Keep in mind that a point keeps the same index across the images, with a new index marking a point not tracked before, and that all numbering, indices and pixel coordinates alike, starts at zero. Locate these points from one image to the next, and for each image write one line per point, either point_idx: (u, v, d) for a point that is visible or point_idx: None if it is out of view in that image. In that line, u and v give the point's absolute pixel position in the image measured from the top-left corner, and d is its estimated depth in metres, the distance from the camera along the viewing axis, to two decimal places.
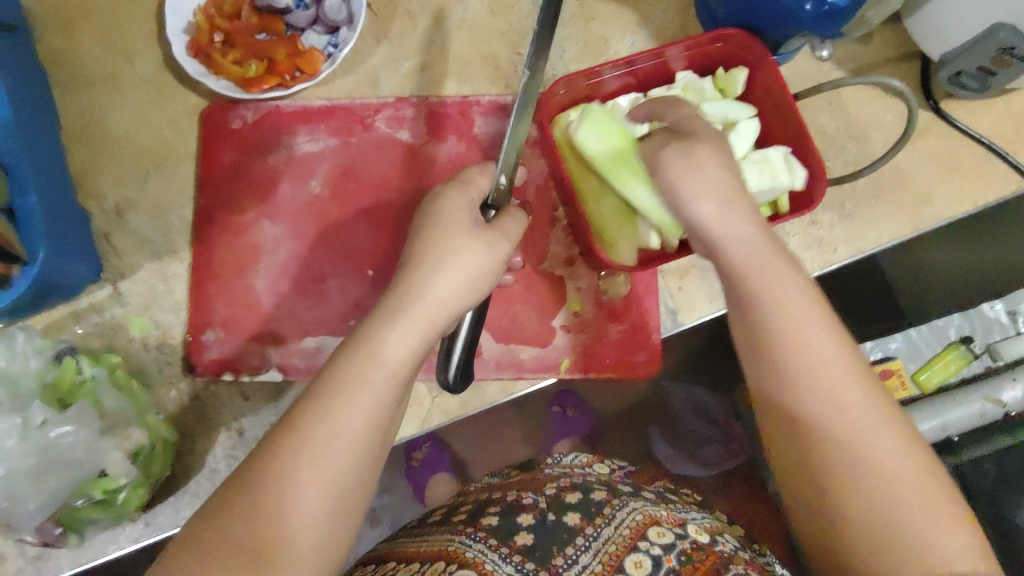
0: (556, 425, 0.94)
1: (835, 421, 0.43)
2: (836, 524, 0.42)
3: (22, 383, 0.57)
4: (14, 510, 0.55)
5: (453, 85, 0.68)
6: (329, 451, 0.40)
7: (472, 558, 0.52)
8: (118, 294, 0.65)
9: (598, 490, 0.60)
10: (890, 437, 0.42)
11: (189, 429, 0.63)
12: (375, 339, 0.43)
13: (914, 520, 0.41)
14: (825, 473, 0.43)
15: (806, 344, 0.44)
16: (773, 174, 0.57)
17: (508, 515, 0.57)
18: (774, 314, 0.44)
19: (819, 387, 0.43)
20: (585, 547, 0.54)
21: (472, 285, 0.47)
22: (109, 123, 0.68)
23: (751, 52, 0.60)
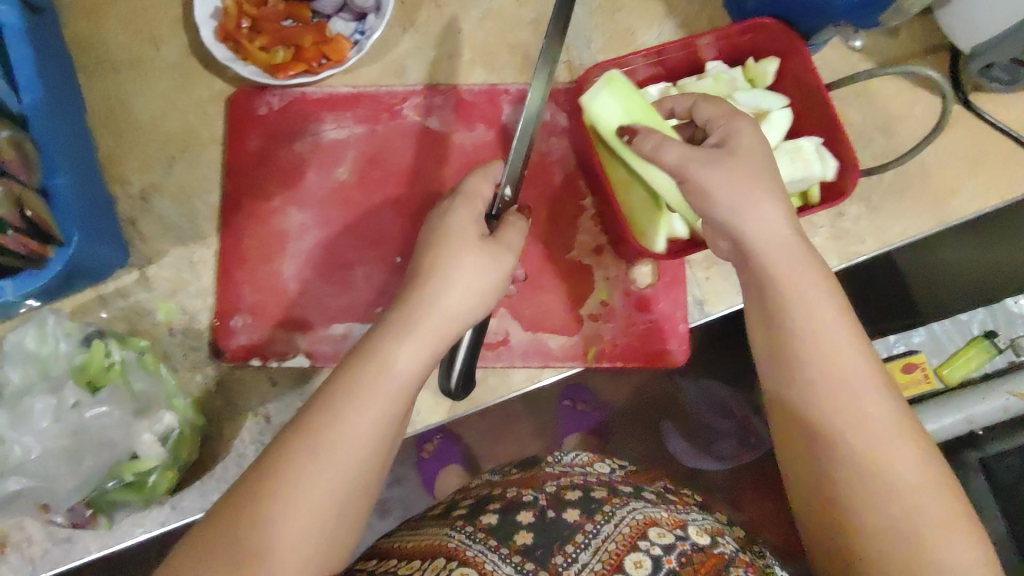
0: (566, 420, 0.94)
1: (858, 430, 0.43)
2: (853, 532, 0.43)
3: (51, 364, 0.58)
4: (50, 490, 0.55)
5: (480, 74, 0.68)
6: (342, 450, 0.43)
7: (472, 557, 0.49)
8: (145, 279, 0.65)
9: (600, 489, 0.57)
10: (909, 449, 0.43)
11: (215, 414, 0.63)
12: (389, 352, 0.46)
13: (932, 535, 0.41)
14: (847, 480, 0.43)
15: (834, 351, 0.45)
16: (805, 164, 0.57)
17: (508, 513, 0.53)
18: (805, 323, 0.46)
19: (845, 394, 0.44)
20: (585, 545, 0.51)
21: (479, 300, 0.50)
22: (135, 110, 0.68)
23: (784, 43, 0.60)
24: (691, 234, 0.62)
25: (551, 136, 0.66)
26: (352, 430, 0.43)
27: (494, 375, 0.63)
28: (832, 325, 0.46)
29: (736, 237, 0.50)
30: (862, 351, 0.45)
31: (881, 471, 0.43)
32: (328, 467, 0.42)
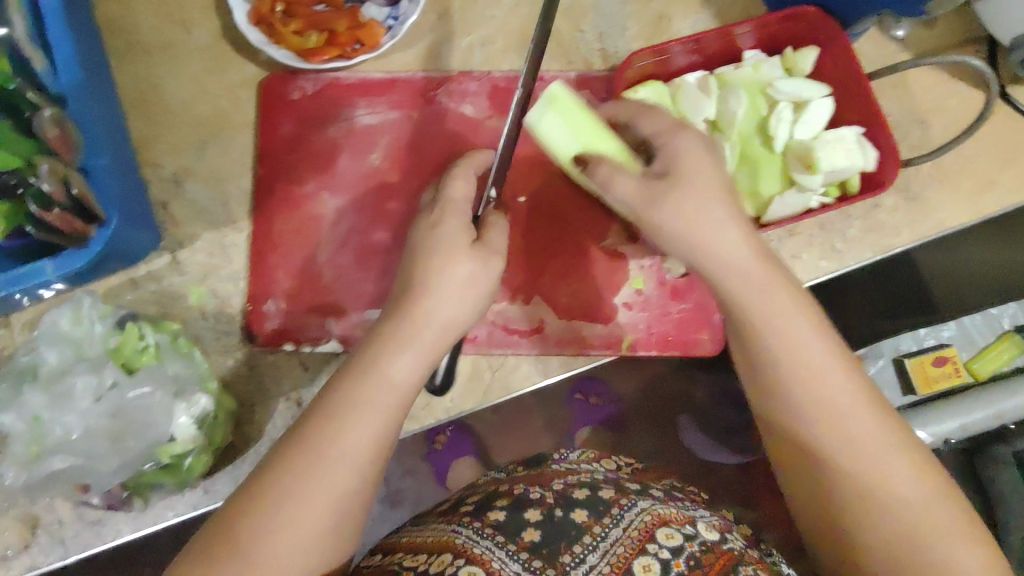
0: (579, 413, 1.00)
1: (842, 447, 0.48)
2: (849, 538, 0.47)
3: (86, 347, 0.57)
4: (91, 471, 0.56)
5: (514, 60, 0.68)
6: (337, 450, 0.46)
7: (480, 554, 0.51)
8: (177, 263, 0.65)
9: (607, 489, 0.59)
10: (889, 454, 0.47)
11: (247, 397, 0.63)
12: (386, 364, 0.48)
13: (912, 528, 0.46)
14: (837, 493, 0.48)
15: (813, 376, 0.48)
16: (849, 154, 0.57)
17: (516, 511, 0.55)
18: (784, 351, 0.49)
19: (825, 416, 0.48)
20: (592, 546, 0.53)
21: (470, 310, 0.51)
22: (167, 95, 0.66)
23: (825, 32, 0.60)
24: None
25: None
26: (350, 437, 0.47)
27: (529, 363, 0.63)
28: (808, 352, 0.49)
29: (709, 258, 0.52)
30: (838, 369, 0.49)
31: (866, 481, 0.47)
32: (325, 468, 0.46)
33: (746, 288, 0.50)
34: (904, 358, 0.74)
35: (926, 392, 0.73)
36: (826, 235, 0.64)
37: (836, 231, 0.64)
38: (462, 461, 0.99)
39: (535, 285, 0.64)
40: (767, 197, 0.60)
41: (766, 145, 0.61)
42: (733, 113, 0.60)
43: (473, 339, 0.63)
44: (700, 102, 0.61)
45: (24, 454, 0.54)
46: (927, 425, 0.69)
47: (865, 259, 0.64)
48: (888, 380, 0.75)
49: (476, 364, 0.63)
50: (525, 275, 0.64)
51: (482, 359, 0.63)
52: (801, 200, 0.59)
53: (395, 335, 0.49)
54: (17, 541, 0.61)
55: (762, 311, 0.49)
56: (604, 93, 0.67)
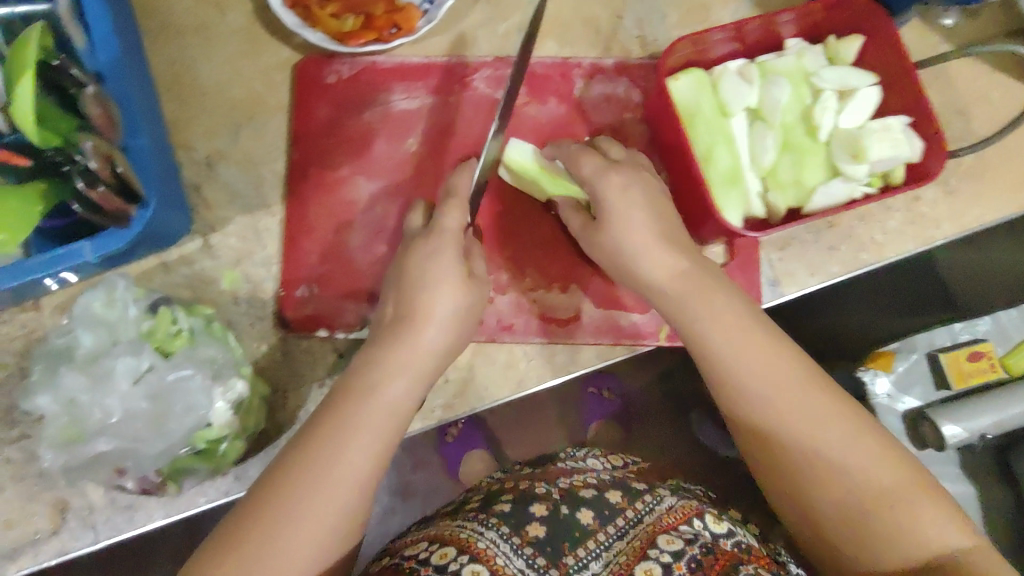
0: (591, 408, 0.97)
1: (793, 441, 0.50)
2: (824, 531, 0.50)
3: (120, 329, 0.57)
4: (134, 454, 0.55)
5: (552, 46, 0.67)
6: (335, 468, 0.47)
7: (484, 549, 0.53)
8: (209, 247, 0.63)
9: (614, 492, 0.61)
10: (849, 448, 0.49)
11: (280, 383, 0.62)
12: (377, 385, 0.50)
13: (881, 515, 0.48)
14: (791, 487, 0.51)
15: (755, 381, 0.52)
16: (894, 145, 0.57)
17: (522, 504, 0.58)
18: (728, 359, 0.52)
19: (771, 417, 0.51)
20: (597, 553, 0.55)
21: (457, 333, 0.54)
22: (201, 76, 0.65)
23: (870, 21, 0.59)
24: (767, 215, 0.61)
25: (624, 112, 0.66)
26: (343, 454, 0.48)
27: (566, 351, 0.63)
28: (751, 356, 0.52)
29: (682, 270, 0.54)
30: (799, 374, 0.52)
31: (823, 473, 0.49)
32: (321, 487, 0.47)
33: (692, 304, 0.53)
34: (939, 352, 0.72)
35: (961, 387, 0.72)
36: (865, 227, 0.64)
37: (876, 224, 0.64)
38: (474, 453, 0.94)
39: (570, 274, 0.65)
40: (811, 186, 0.60)
41: (810, 134, 0.60)
42: (776, 101, 0.59)
43: (510, 328, 0.63)
44: (743, 91, 0.60)
45: (61, 437, 0.54)
46: (955, 421, 0.69)
47: (906, 252, 0.63)
48: (922, 376, 0.74)
49: (513, 353, 0.63)
50: (560, 264, 0.65)
51: (518, 347, 0.63)
52: (845, 190, 0.58)
53: (379, 357, 0.51)
54: (47, 526, 0.60)
55: (709, 323, 0.53)
56: (642, 81, 0.66)
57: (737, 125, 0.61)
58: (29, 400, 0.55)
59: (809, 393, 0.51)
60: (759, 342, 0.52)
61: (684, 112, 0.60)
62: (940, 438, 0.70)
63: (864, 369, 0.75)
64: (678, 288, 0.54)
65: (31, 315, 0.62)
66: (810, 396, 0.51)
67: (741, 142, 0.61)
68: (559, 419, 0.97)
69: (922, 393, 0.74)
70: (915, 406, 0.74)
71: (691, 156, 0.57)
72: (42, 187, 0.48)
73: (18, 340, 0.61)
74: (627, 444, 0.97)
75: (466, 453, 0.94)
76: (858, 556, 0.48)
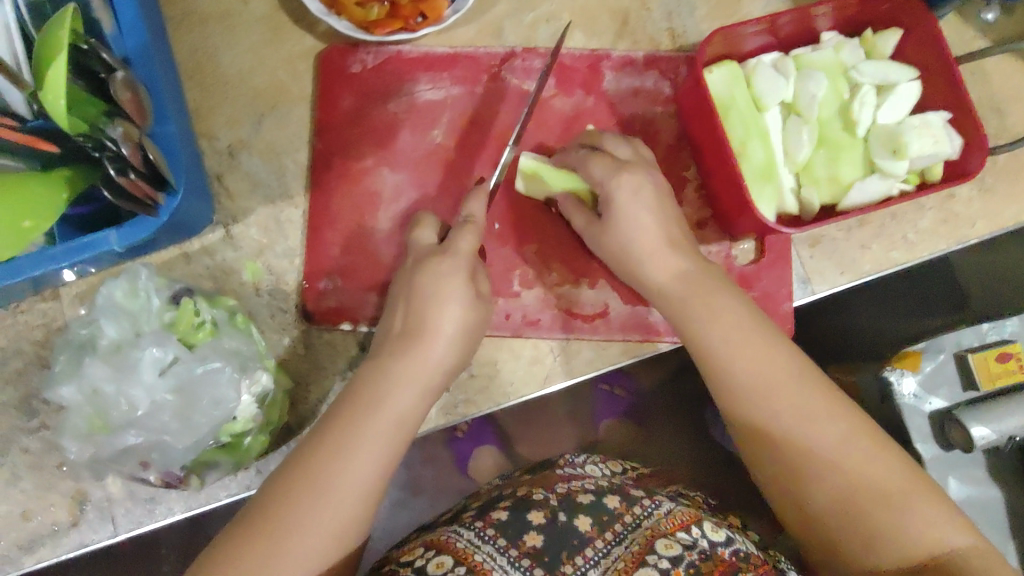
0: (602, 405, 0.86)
1: (786, 438, 0.49)
2: (824, 533, 0.48)
3: (142, 320, 0.56)
4: (161, 446, 0.54)
5: (580, 37, 0.66)
6: (335, 480, 0.45)
7: (481, 562, 0.48)
8: (230, 237, 0.62)
9: (613, 496, 0.55)
10: (849, 446, 0.48)
11: (301, 375, 0.61)
12: (385, 399, 0.49)
13: (884, 515, 0.46)
14: (785, 483, 0.49)
15: (749, 378, 0.51)
16: (936, 140, 0.56)
17: (519, 510, 0.52)
18: (723, 355, 0.52)
19: (761, 409, 0.50)
20: (595, 561, 0.50)
21: (460, 347, 0.53)
22: (223, 64, 0.64)
23: (909, 14, 0.58)
24: (800, 211, 0.60)
25: (654, 105, 0.65)
26: (347, 467, 0.46)
27: (592, 347, 0.63)
28: (744, 354, 0.51)
29: (680, 274, 0.55)
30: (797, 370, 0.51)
31: (815, 465, 0.48)
32: (324, 503, 0.45)
33: (692, 302, 0.54)
34: (967, 353, 0.71)
35: (988, 388, 0.70)
36: (898, 225, 0.63)
37: (908, 222, 0.63)
38: (482, 449, 0.81)
39: (600, 268, 0.64)
40: (847, 182, 0.59)
41: (847, 130, 0.59)
42: (812, 96, 0.58)
43: (536, 323, 0.63)
44: (778, 85, 0.59)
45: (87, 429, 0.54)
46: (983, 424, 0.68)
47: (938, 251, 0.62)
48: (949, 377, 0.72)
49: (539, 349, 0.62)
50: (588, 257, 0.64)
51: (543, 343, 0.62)
52: (882, 187, 0.58)
53: (381, 376, 0.50)
54: (66, 518, 0.59)
55: (705, 321, 0.53)
56: (672, 73, 0.65)
57: (771, 119, 0.60)
58: (51, 390, 0.55)
59: (804, 389, 0.50)
60: (753, 339, 0.52)
61: (719, 105, 0.59)
62: (967, 440, 0.69)
63: (889, 368, 0.72)
64: (676, 286, 0.55)
65: (50, 304, 0.61)
66: (805, 392, 0.50)
67: (775, 137, 0.60)
68: (569, 415, 0.84)
69: (949, 394, 0.72)
70: (941, 407, 0.72)
71: (729, 150, 0.56)
72: (68, 173, 0.48)
73: (37, 329, 0.61)
74: (639, 448, 0.86)
75: (475, 451, 0.81)
76: (852, 552, 0.47)
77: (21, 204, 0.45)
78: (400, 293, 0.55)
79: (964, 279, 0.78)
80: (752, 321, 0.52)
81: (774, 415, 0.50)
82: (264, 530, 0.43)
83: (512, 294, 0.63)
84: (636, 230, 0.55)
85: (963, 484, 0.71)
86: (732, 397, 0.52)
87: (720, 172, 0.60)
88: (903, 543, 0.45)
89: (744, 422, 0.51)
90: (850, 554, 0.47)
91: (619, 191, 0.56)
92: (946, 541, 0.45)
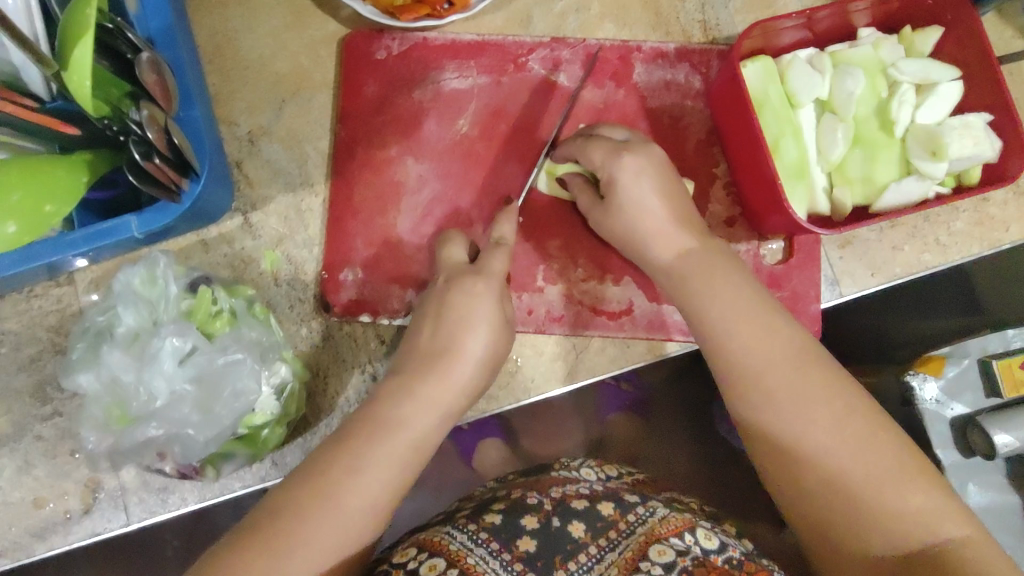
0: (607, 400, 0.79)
1: (782, 419, 0.48)
2: (820, 520, 0.46)
3: (160, 308, 0.55)
4: (182, 440, 0.53)
5: (610, 28, 0.65)
6: (348, 494, 0.44)
7: (472, 564, 0.48)
8: (249, 225, 0.61)
9: (607, 503, 0.54)
10: (851, 429, 0.46)
11: (319, 367, 0.60)
12: (412, 418, 0.48)
13: (884, 500, 0.44)
14: (778, 463, 0.48)
15: (746, 358, 0.50)
16: (976, 143, 0.55)
17: (512, 514, 0.51)
18: (723, 333, 0.51)
19: (761, 390, 0.49)
20: (588, 567, 0.50)
21: (484, 372, 0.53)
22: (244, 48, 0.63)
23: (952, 11, 0.57)
24: (832, 211, 0.59)
25: (685, 99, 0.64)
26: (362, 485, 0.45)
27: (615, 345, 0.62)
28: (744, 330, 0.50)
29: (688, 264, 0.54)
30: (800, 351, 0.49)
31: (813, 447, 0.46)
32: (334, 515, 0.44)
33: (693, 282, 0.53)
34: (991, 359, 0.70)
35: (1012, 396, 0.70)
36: (931, 228, 0.62)
37: (942, 224, 0.62)
38: (486, 442, 0.78)
39: (624, 266, 0.62)
40: (882, 183, 0.58)
41: (884, 129, 0.58)
42: (849, 94, 0.57)
43: (559, 320, 0.62)
44: (814, 82, 0.57)
45: (106, 419, 0.53)
46: (1006, 431, 0.68)
47: (971, 254, 0.62)
48: (971, 382, 0.71)
49: (561, 345, 0.61)
50: (615, 253, 0.62)
51: (566, 340, 0.61)
52: (919, 189, 0.57)
53: (403, 396, 0.49)
54: (78, 506, 0.58)
55: (704, 299, 0.52)
56: (704, 66, 0.64)
57: (805, 117, 0.59)
58: (68, 377, 0.54)
59: (804, 368, 0.48)
60: (752, 318, 0.50)
61: (753, 101, 0.57)
62: (989, 447, 0.69)
63: (911, 372, 0.72)
64: (684, 263, 0.54)
65: (65, 290, 0.60)
66: (804, 374, 0.48)
67: (809, 135, 0.59)
68: (575, 410, 0.78)
69: (971, 399, 0.71)
70: (962, 413, 0.71)
71: (764, 147, 0.55)
72: (90, 157, 0.48)
73: (52, 315, 0.59)
74: (643, 445, 0.83)
75: (479, 443, 0.77)
76: (843, 537, 0.45)
77: (42, 189, 0.44)
78: (434, 296, 0.55)
79: (989, 282, 0.74)
80: (755, 298, 0.51)
81: (770, 395, 0.48)
82: (274, 544, 0.42)
83: (535, 289, 0.62)
84: (667, 227, 0.54)
85: (983, 491, 0.71)
86: (728, 376, 0.50)
87: (752, 169, 0.58)
88: (896, 529, 0.44)
89: (740, 402, 0.50)
90: (841, 539, 0.45)
91: (650, 188, 0.55)
92: (942, 529, 0.43)
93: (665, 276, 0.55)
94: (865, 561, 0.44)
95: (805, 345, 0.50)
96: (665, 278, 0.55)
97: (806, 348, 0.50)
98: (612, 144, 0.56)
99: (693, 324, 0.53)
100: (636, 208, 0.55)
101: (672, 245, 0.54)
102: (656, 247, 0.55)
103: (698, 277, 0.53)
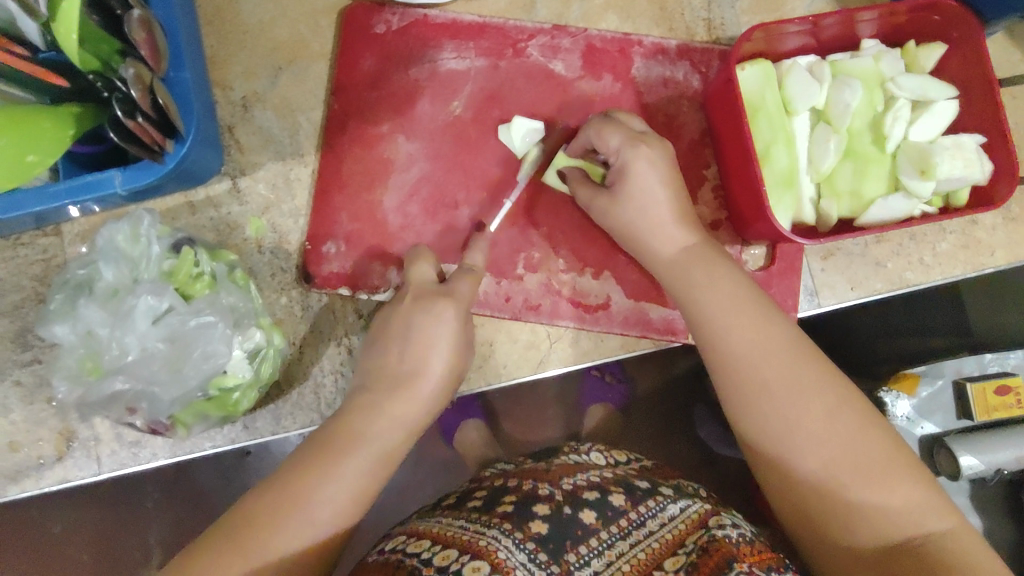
0: (587, 388, 0.78)
1: (776, 409, 0.47)
2: (807, 508, 0.46)
3: (142, 267, 0.55)
4: (148, 396, 0.54)
5: (613, 19, 0.64)
6: (330, 488, 0.46)
7: (486, 546, 0.47)
8: (237, 190, 0.61)
9: (618, 494, 0.54)
10: (843, 421, 0.46)
11: (297, 337, 0.61)
12: (383, 403, 0.51)
13: (871, 492, 0.45)
14: (769, 455, 0.48)
15: (742, 347, 0.49)
16: (966, 164, 0.55)
17: (526, 502, 0.52)
18: (720, 323, 0.51)
19: (756, 382, 0.48)
20: (598, 551, 0.50)
21: (460, 357, 0.54)
22: (243, 12, 0.62)
23: (958, 29, 0.56)
24: (818, 223, 0.59)
25: (681, 97, 0.64)
26: (333, 493, 0.46)
27: (589, 338, 0.62)
28: (740, 320, 0.50)
29: (676, 270, 0.54)
30: (795, 344, 0.49)
31: (803, 438, 0.46)
32: (326, 484, 0.46)
33: (693, 272, 0.53)
34: (965, 382, 0.70)
35: (983, 419, 0.70)
36: (916, 246, 0.62)
37: (928, 244, 0.61)
38: (468, 423, 0.76)
39: (607, 261, 0.63)
40: (869, 198, 0.58)
41: (876, 144, 0.58)
42: (845, 105, 0.57)
43: (536, 309, 0.62)
44: (812, 90, 0.57)
45: (79, 370, 0.54)
46: (972, 454, 0.68)
47: (953, 276, 0.62)
48: (944, 403, 0.71)
49: (536, 334, 0.62)
50: (596, 244, 0.63)
51: (540, 329, 0.62)
52: (905, 206, 0.57)
53: (384, 387, 0.51)
54: (52, 453, 0.59)
55: (703, 290, 0.52)
56: (704, 66, 0.64)
57: (800, 125, 0.58)
58: (45, 327, 0.55)
59: (799, 360, 0.48)
60: (749, 311, 0.51)
61: (747, 105, 0.57)
62: (954, 469, 0.69)
63: (885, 390, 0.71)
64: (678, 258, 0.54)
65: (52, 240, 0.60)
66: (802, 364, 0.48)
67: (801, 144, 0.58)
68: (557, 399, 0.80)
69: (941, 419, 0.71)
70: (931, 432, 0.71)
71: (751, 152, 0.54)
72: (77, 111, 0.48)
73: (37, 265, 0.60)
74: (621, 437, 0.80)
75: (461, 423, 0.75)
76: (828, 525, 0.46)
77: (26, 138, 0.44)
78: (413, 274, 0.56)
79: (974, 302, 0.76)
80: (752, 290, 0.52)
81: (766, 387, 0.48)
82: (240, 530, 0.43)
83: (514, 277, 0.62)
84: (649, 227, 0.55)
85: None
86: (722, 367, 0.50)
87: (741, 177, 0.58)
88: (879, 519, 0.45)
89: (734, 394, 0.49)
90: (827, 528, 0.46)
91: (636, 185, 0.55)
92: (926, 522, 0.44)
93: (665, 267, 0.55)
94: (852, 550, 0.45)
95: (800, 338, 0.50)
96: (664, 270, 0.55)
97: (801, 343, 0.50)
98: (614, 130, 0.56)
99: (689, 314, 0.53)
100: (620, 205, 0.55)
101: (654, 229, 0.55)
102: (640, 238, 0.55)
103: (693, 269, 0.53)
